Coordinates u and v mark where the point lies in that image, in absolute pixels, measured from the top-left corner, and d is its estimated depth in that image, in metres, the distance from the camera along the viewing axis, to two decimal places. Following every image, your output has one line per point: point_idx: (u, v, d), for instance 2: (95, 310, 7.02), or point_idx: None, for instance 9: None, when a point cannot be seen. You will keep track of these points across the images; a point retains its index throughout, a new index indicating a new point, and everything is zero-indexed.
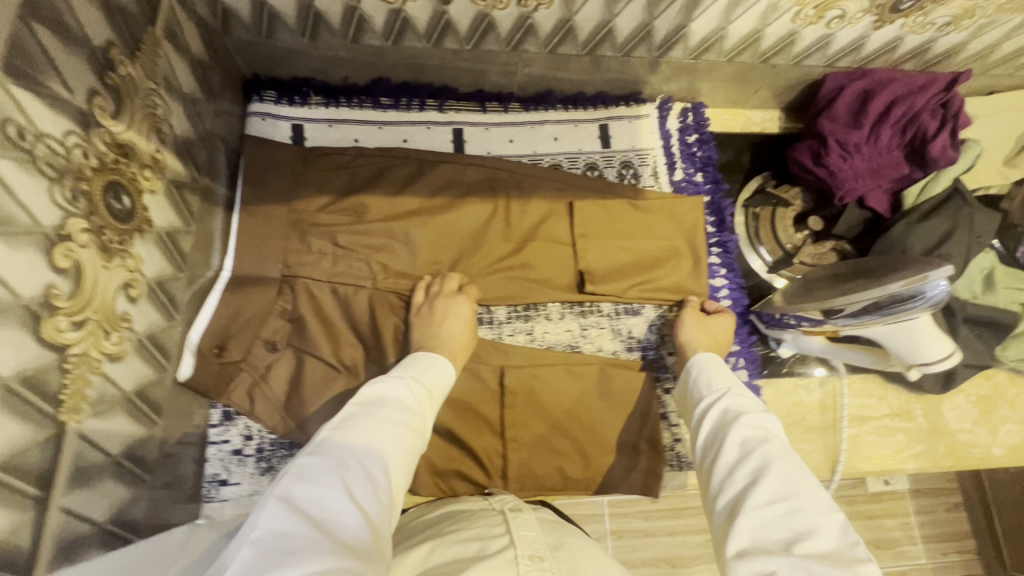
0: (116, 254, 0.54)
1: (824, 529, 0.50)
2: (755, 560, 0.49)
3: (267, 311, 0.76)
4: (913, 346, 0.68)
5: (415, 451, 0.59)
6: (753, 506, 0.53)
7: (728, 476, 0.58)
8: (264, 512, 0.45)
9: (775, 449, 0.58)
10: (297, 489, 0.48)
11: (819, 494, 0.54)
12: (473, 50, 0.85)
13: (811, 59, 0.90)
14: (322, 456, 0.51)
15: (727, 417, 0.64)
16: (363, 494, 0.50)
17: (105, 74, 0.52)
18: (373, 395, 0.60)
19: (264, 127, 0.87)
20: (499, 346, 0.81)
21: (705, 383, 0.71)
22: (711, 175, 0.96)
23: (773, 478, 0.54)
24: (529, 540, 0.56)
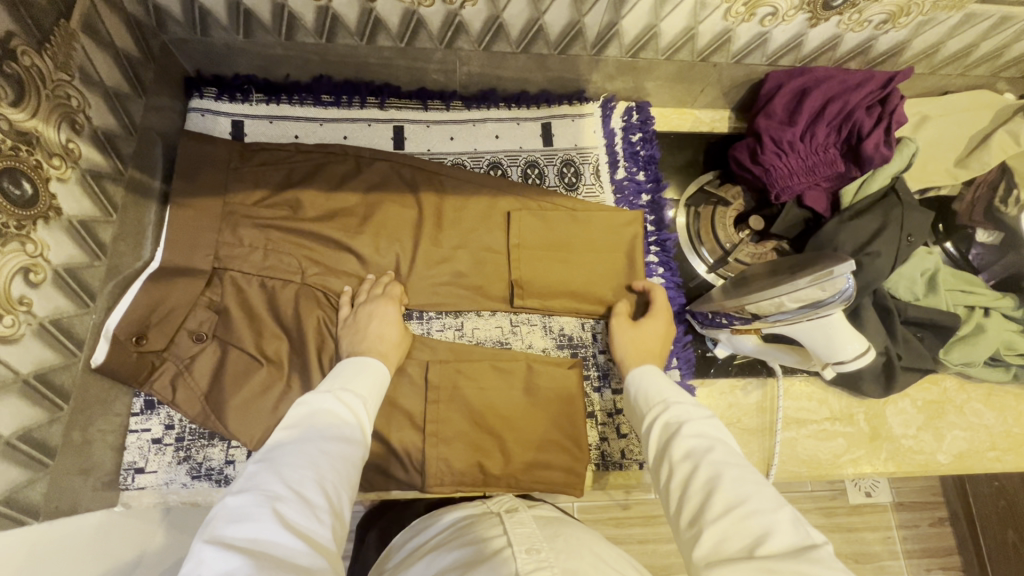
0: (13, 240, 0.55)
1: (779, 525, 0.48)
2: (720, 569, 0.46)
3: (193, 302, 0.78)
4: (828, 344, 0.66)
5: (353, 459, 0.58)
6: (710, 515, 0.50)
7: (680, 490, 0.55)
8: (195, 560, 0.43)
9: (719, 455, 0.56)
10: (228, 528, 0.46)
11: (767, 489, 0.52)
12: (408, 48, 0.86)
13: (751, 58, 0.90)
14: (251, 488, 0.50)
15: (671, 430, 0.61)
16: (300, 515, 0.49)
17: (4, 64, 0.53)
18: (299, 416, 0.59)
19: (204, 123, 0.88)
20: (425, 341, 0.81)
21: (646, 395, 0.69)
22: (653, 173, 0.96)
23: (724, 486, 0.52)
24: (523, 536, 0.56)
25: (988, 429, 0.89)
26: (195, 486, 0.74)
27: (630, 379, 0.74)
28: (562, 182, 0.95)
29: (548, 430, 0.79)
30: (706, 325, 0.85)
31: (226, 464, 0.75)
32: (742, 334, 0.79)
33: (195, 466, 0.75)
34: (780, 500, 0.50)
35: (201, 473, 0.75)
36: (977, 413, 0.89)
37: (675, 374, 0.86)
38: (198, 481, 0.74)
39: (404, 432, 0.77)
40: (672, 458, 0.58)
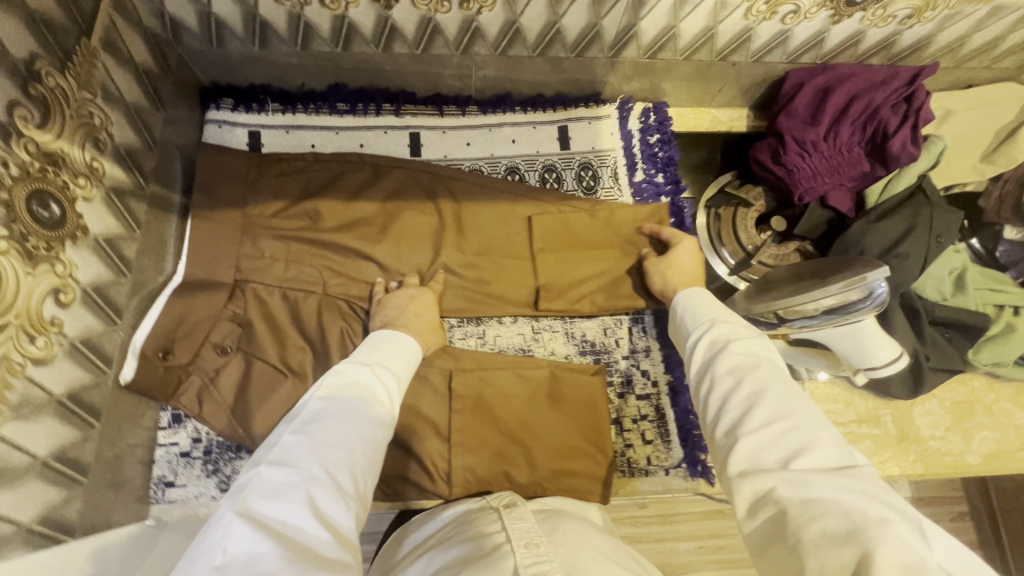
0: (44, 260, 0.55)
1: (823, 442, 0.46)
2: (755, 480, 0.46)
3: (216, 315, 0.78)
4: (858, 349, 0.66)
5: (379, 446, 0.57)
6: (750, 428, 0.49)
7: (722, 402, 0.53)
8: (225, 532, 0.42)
9: (766, 370, 0.54)
10: (259, 502, 0.45)
11: (811, 405, 0.50)
12: (424, 54, 0.85)
13: (771, 56, 0.88)
14: (285, 463, 0.49)
15: (717, 346, 0.60)
16: (330, 500, 0.48)
17: (29, 86, 0.53)
18: (333, 391, 0.58)
19: (221, 134, 0.88)
20: (447, 350, 0.81)
21: (693, 314, 0.67)
22: (672, 175, 0.95)
23: (769, 399, 0.50)
24: (522, 531, 0.55)
25: (1018, 429, 0.87)
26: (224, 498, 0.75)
27: (678, 299, 0.72)
28: (580, 186, 0.94)
29: (574, 437, 0.79)
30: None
31: None
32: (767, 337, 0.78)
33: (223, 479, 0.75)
34: (823, 417, 0.49)
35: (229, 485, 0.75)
36: (1007, 413, 0.88)
37: None
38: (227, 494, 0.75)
39: (430, 442, 0.77)
40: (719, 369, 0.56)
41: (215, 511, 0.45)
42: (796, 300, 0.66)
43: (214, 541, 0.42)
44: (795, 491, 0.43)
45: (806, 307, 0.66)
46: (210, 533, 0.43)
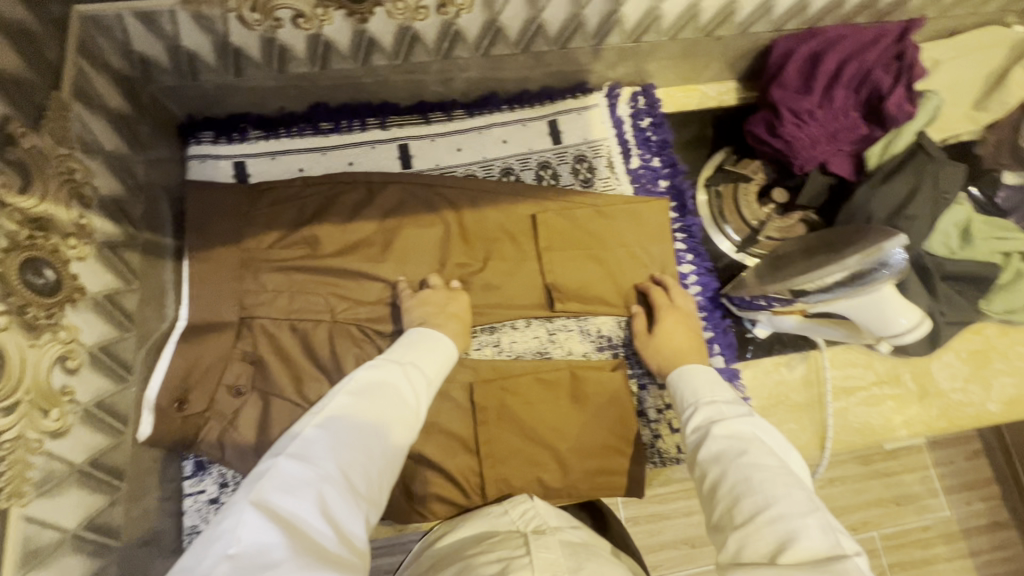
0: (49, 329, 0.53)
1: (809, 531, 0.47)
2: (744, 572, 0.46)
3: (227, 356, 0.76)
4: (880, 317, 0.65)
5: (399, 447, 0.58)
6: (738, 519, 0.50)
7: (712, 489, 0.55)
8: (240, 521, 0.46)
9: (756, 455, 0.56)
10: (275, 495, 0.48)
11: (797, 492, 0.51)
12: (405, 63, 0.83)
13: (757, 27, 0.87)
14: (304, 459, 0.51)
15: (704, 428, 0.62)
16: (341, 501, 0.50)
17: (5, 151, 0.51)
18: (363, 386, 0.60)
19: (205, 169, 0.86)
20: (465, 363, 0.80)
21: (684, 390, 0.69)
22: (668, 158, 0.93)
23: (753, 489, 0.52)
24: (548, 564, 0.53)
25: None
26: None
27: (672, 374, 0.74)
28: (577, 180, 0.92)
29: (602, 436, 0.78)
30: (748, 309, 0.83)
31: None
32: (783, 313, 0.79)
33: None
34: (812, 503, 0.50)
35: None
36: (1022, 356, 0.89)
37: (719, 361, 0.84)
38: None
39: (460, 458, 0.76)
40: (705, 454, 0.58)
41: (236, 495, 0.49)
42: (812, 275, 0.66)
43: (230, 526, 0.46)
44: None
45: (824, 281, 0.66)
46: (229, 516, 0.47)
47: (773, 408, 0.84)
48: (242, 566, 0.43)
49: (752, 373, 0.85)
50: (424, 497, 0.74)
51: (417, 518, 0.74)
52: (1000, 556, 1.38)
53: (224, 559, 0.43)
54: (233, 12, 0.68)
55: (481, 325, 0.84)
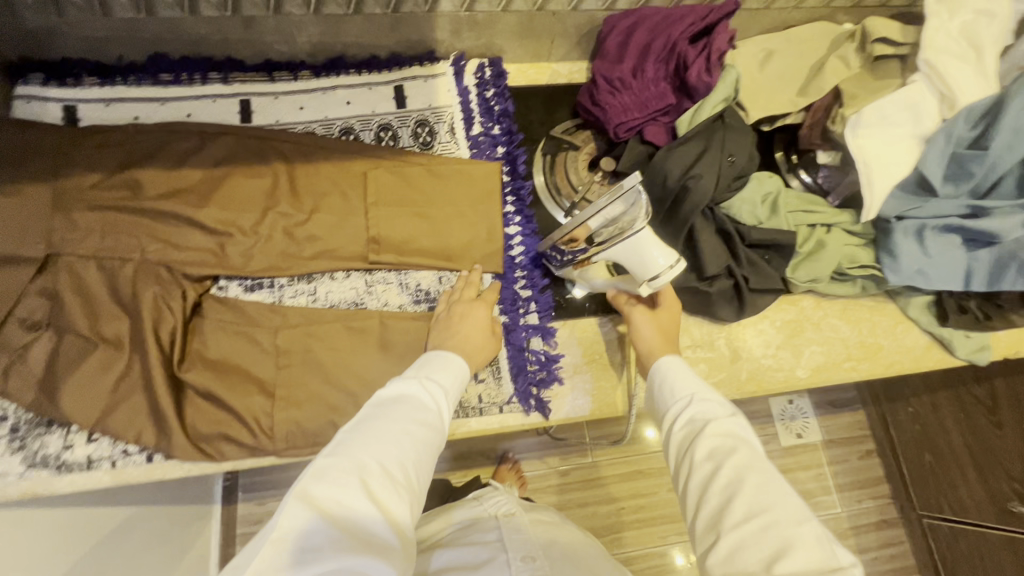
0: None
1: (800, 541, 0.49)
2: None
3: (23, 289, 0.75)
4: (641, 263, 0.68)
5: (434, 448, 0.58)
6: (731, 527, 0.52)
7: (701, 494, 0.56)
8: (284, 509, 0.47)
9: (747, 459, 0.56)
10: (316, 484, 0.49)
11: (789, 501, 0.52)
12: (235, 17, 0.85)
13: (586, 3, 0.91)
14: (340, 454, 0.52)
15: (694, 425, 0.61)
16: (386, 490, 0.51)
17: None
18: (390, 394, 0.60)
19: (31, 110, 0.86)
20: (275, 308, 0.81)
21: (666, 380, 0.68)
22: (507, 126, 0.96)
23: (748, 493, 0.53)
24: (522, 544, 0.69)
25: (844, 341, 0.93)
26: (32, 474, 0.71)
27: (655, 364, 0.72)
28: (417, 143, 0.95)
29: None
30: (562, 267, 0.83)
31: (64, 450, 0.72)
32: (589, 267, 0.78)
33: (29, 455, 0.72)
34: (802, 510, 0.52)
35: (37, 461, 0.72)
36: (834, 327, 0.93)
37: (534, 317, 0.86)
38: (33, 469, 0.71)
39: (253, 399, 0.75)
40: (696, 455, 0.58)
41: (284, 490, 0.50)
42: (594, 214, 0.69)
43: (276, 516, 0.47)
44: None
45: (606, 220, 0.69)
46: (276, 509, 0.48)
47: (587, 365, 0.86)
48: (291, 551, 0.45)
49: (568, 331, 0.87)
50: (211, 436, 0.74)
51: (202, 457, 0.73)
52: (888, 553, 1.43)
53: (268, 544, 0.45)
54: None
55: (298, 274, 0.84)
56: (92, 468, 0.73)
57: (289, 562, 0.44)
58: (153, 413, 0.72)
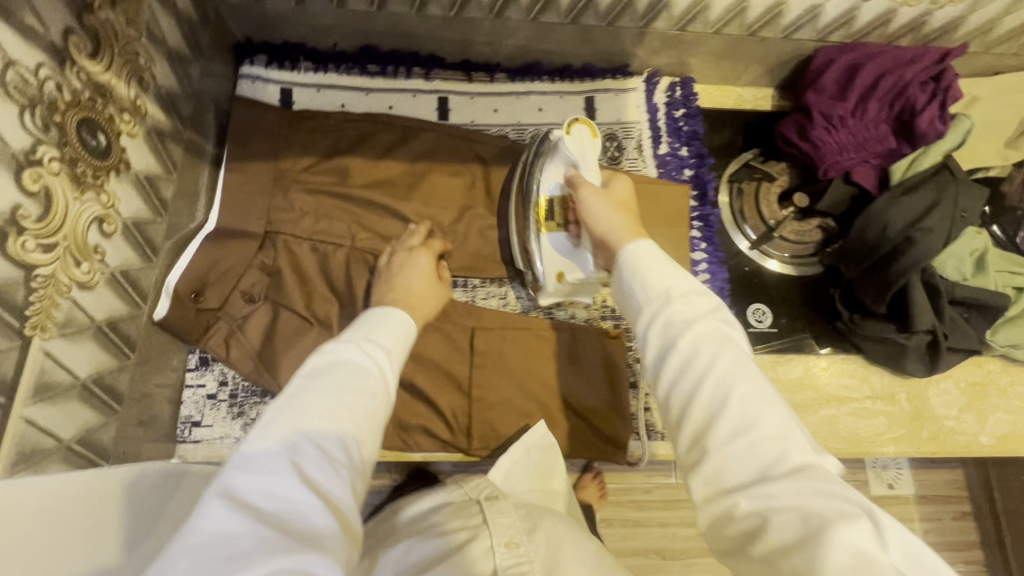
0: (85, 187, 0.56)
1: (794, 448, 0.44)
2: (725, 496, 0.44)
3: (246, 263, 0.79)
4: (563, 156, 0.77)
5: (375, 421, 0.53)
6: (720, 443, 0.46)
7: (685, 413, 0.49)
8: (200, 513, 0.39)
9: (732, 365, 0.49)
10: (239, 478, 0.42)
11: (779, 408, 0.47)
12: (457, 17, 0.86)
13: (801, 33, 0.89)
14: (271, 439, 0.45)
15: (670, 338, 0.52)
16: (320, 470, 0.44)
17: (84, 17, 0.55)
18: (321, 363, 0.54)
19: (253, 89, 0.89)
20: (470, 308, 0.83)
21: (632, 279, 0.58)
22: (696, 148, 0.95)
23: (732, 407, 0.47)
24: (505, 526, 0.59)
25: None
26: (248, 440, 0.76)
27: (619, 257, 0.61)
28: (604, 156, 0.95)
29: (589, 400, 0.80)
30: (518, 263, 0.83)
31: None
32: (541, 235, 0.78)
33: (247, 422, 0.77)
34: (783, 414, 0.47)
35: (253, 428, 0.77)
36: (1021, 396, 0.89)
37: None
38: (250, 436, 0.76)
39: (453, 396, 0.78)
40: (670, 375, 0.51)
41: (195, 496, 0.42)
42: (546, 177, 0.79)
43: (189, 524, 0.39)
44: (779, 516, 0.40)
45: (549, 169, 0.79)
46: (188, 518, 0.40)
47: None
48: (201, 560, 0.36)
49: None
50: (412, 427, 0.77)
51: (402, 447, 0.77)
52: None
53: (177, 555, 0.36)
54: None
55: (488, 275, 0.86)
56: None
57: (216, 568, 0.35)
58: None
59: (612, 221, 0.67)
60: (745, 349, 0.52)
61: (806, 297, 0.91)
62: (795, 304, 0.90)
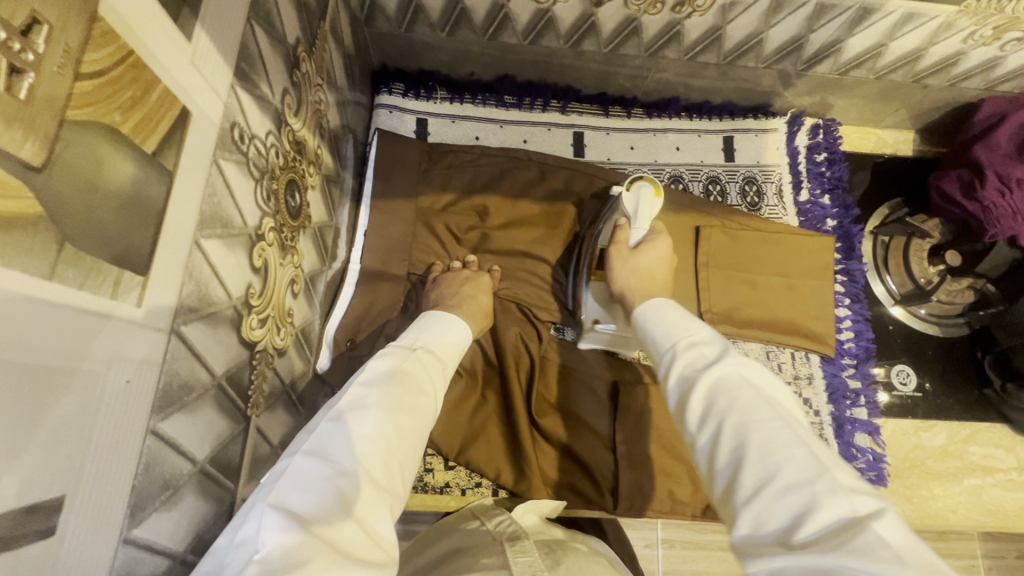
0: (287, 251, 0.54)
1: (828, 502, 0.36)
2: (757, 559, 0.36)
3: (393, 306, 0.78)
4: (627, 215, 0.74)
5: (420, 440, 0.50)
6: (744, 498, 0.38)
7: (712, 468, 0.42)
8: (262, 526, 0.35)
9: (750, 415, 0.42)
10: (296, 491, 0.38)
11: (803, 449, 0.39)
12: (609, 53, 0.82)
13: (969, 82, 0.84)
14: (326, 456, 0.42)
15: (690, 380, 0.47)
16: (370, 499, 0.41)
17: (293, 73, 0.52)
18: (377, 372, 0.51)
19: (390, 120, 0.87)
20: (614, 360, 0.80)
21: (654, 339, 0.55)
22: (840, 198, 0.92)
23: (753, 456, 0.40)
24: (526, 566, 0.49)
25: None
26: None
27: (638, 315, 0.60)
28: (744, 201, 0.92)
29: None
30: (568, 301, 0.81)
31: (425, 473, 0.75)
32: (589, 283, 0.77)
33: None
34: (814, 453, 0.39)
35: None
36: None
37: (861, 412, 0.84)
38: None
39: (599, 454, 0.76)
40: (690, 429, 0.45)
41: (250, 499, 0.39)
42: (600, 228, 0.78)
43: (247, 535, 0.36)
44: None
45: (607, 219, 0.77)
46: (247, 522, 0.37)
47: (908, 470, 0.83)
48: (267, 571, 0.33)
49: (890, 430, 0.85)
50: (558, 484, 0.75)
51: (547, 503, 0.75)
52: None
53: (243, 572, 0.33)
54: None
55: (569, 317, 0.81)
56: (444, 492, 0.75)
57: None
58: (511, 452, 0.75)
59: (643, 282, 0.67)
60: (781, 390, 0.46)
61: (948, 361, 0.89)
62: (935, 366, 0.89)
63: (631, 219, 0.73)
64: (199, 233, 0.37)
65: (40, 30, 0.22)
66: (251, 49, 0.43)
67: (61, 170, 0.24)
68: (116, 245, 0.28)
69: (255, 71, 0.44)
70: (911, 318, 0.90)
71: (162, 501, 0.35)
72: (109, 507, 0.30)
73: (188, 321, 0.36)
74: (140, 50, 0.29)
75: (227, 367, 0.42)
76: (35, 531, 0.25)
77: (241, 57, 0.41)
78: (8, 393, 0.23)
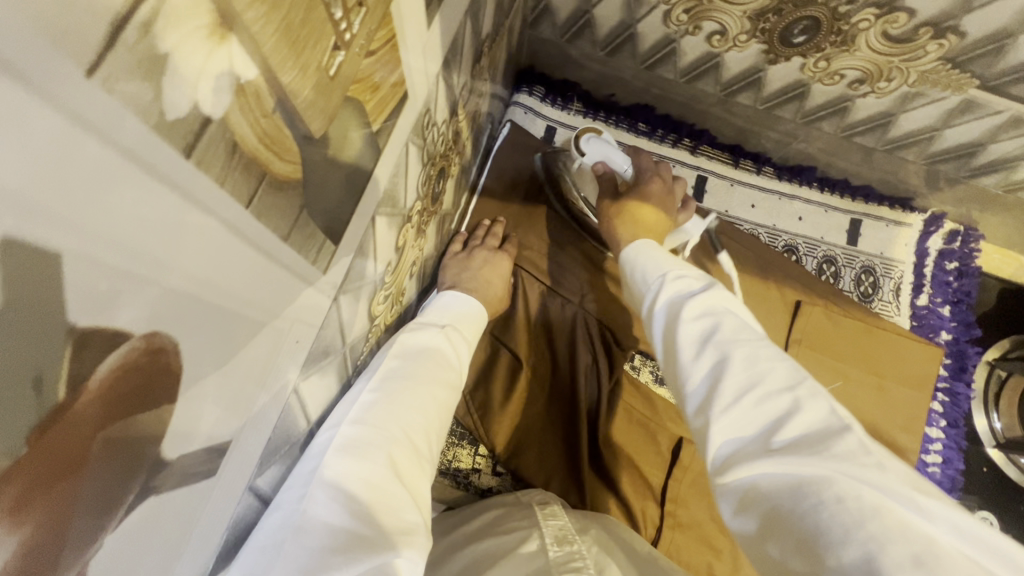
0: (418, 235, 0.54)
1: (808, 409, 0.34)
2: (738, 467, 0.34)
3: None
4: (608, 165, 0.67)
5: (450, 411, 0.51)
6: (725, 408, 0.36)
7: (685, 384, 0.40)
8: (306, 496, 0.35)
9: (728, 331, 0.40)
10: (339, 458, 0.38)
11: (781, 361, 0.38)
12: (764, 111, 0.80)
13: None
14: (366, 421, 0.41)
15: (671, 312, 0.44)
16: (410, 466, 0.42)
17: (474, 66, 0.53)
18: (409, 345, 0.51)
19: (523, 119, 0.87)
20: (682, 415, 0.78)
21: (639, 273, 0.51)
22: (962, 314, 0.87)
23: (734, 368, 0.37)
24: (556, 528, 0.54)
25: None
26: (440, 481, 0.74)
27: (624, 254, 0.55)
28: (857, 290, 0.87)
29: None
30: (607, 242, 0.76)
31: (473, 472, 0.75)
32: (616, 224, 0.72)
33: (444, 461, 0.75)
34: (793, 366, 0.37)
35: (448, 471, 0.75)
36: None
37: None
38: (443, 477, 0.75)
39: (647, 505, 0.73)
40: (674, 351, 0.42)
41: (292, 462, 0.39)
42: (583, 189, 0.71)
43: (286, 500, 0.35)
44: (792, 484, 0.31)
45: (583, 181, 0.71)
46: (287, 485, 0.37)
47: None
48: (312, 543, 0.33)
49: None
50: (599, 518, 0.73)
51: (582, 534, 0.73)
52: None
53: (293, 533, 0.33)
54: (665, 6, 0.68)
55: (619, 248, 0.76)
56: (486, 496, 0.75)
57: (319, 559, 0.33)
58: (562, 478, 0.73)
59: None
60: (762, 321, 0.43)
61: None
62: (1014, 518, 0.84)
63: (612, 159, 0.66)
64: (378, 209, 0.38)
65: (357, 13, 0.22)
66: (458, 43, 0.44)
67: (322, 143, 0.25)
68: (329, 215, 0.29)
69: (454, 62, 0.44)
70: (1006, 464, 0.85)
71: (281, 454, 0.36)
72: (247, 453, 0.30)
73: (345, 291, 0.37)
74: (399, 37, 0.30)
75: (353, 338, 0.43)
76: (204, 471, 0.25)
77: (450, 50, 0.42)
78: (228, 349, 0.23)
